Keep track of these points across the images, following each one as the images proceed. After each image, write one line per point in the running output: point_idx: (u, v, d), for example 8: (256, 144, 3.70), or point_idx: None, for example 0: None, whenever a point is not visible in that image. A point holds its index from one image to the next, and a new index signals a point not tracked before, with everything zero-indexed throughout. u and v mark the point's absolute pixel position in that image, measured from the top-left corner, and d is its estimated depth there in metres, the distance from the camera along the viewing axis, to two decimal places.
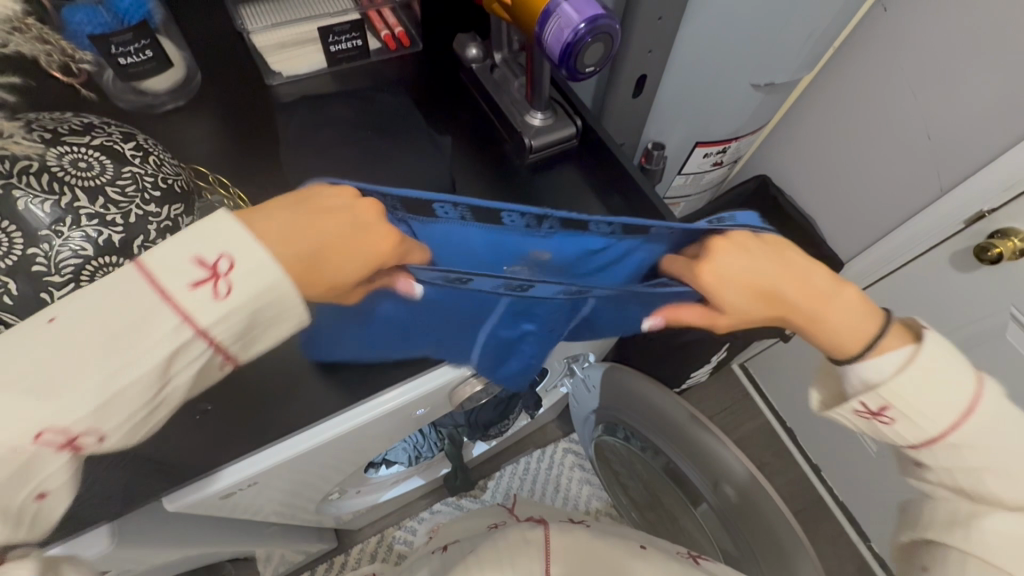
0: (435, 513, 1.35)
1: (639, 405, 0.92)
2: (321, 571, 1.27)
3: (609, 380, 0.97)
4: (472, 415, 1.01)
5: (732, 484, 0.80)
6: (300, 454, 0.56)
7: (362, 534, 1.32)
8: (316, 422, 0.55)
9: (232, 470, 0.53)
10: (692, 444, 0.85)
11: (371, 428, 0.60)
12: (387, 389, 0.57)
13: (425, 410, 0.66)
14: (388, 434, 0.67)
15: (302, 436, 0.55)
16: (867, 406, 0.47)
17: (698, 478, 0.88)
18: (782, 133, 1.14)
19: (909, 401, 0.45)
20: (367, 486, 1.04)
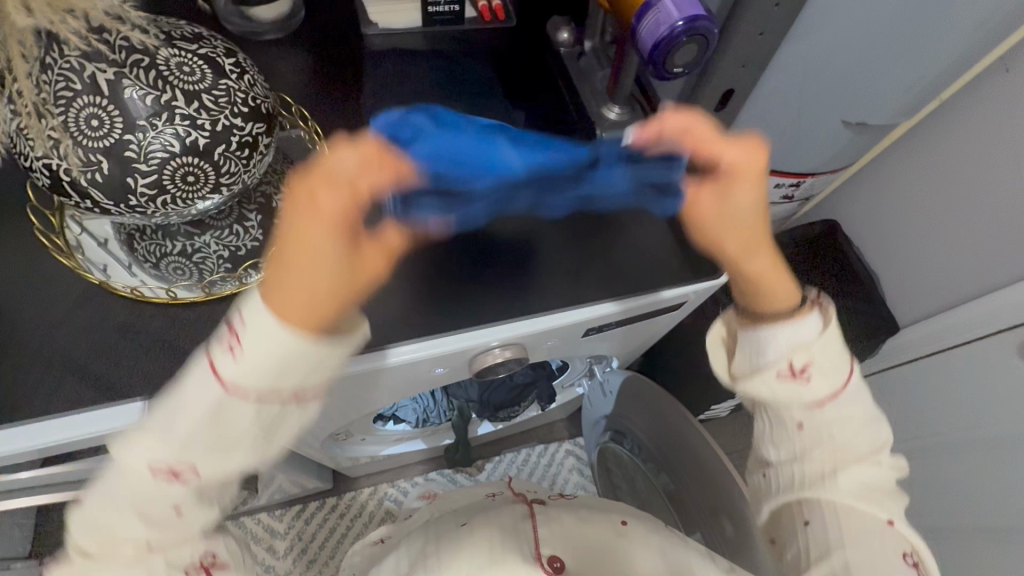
0: (428, 481, 1.38)
1: (660, 421, 0.92)
2: (311, 508, 1.32)
3: (635, 391, 0.96)
4: (486, 393, 1.02)
5: (731, 520, 0.77)
6: (325, 383, 0.57)
7: (358, 483, 1.36)
8: (345, 355, 0.56)
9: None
10: (702, 469, 0.82)
11: (387, 375, 0.61)
12: (405, 340, 0.58)
13: (443, 369, 0.67)
14: (403, 385, 0.68)
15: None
16: (794, 364, 0.50)
17: (701, 506, 0.85)
18: (863, 181, 1.10)
19: (821, 360, 0.51)
20: (372, 436, 1.07)
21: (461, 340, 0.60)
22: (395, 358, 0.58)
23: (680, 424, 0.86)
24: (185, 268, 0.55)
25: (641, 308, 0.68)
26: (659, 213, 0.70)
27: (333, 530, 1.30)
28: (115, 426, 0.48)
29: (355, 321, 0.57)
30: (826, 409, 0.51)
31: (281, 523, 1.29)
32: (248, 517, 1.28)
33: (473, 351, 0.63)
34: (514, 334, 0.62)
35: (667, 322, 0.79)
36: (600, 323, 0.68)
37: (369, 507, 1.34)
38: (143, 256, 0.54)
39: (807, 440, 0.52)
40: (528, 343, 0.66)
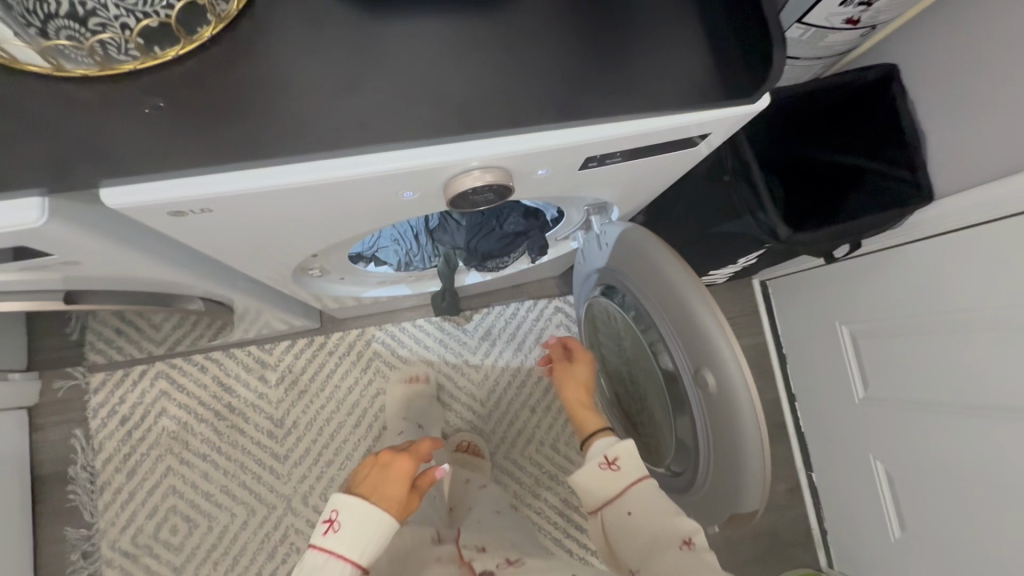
0: (417, 327, 1.40)
1: (639, 266, 0.78)
2: (302, 343, 1.35)
3: (623, 242, 0.82)
4: (472, 240, 0.98)
5: (714, 375, 0.66)
6: (256, 197, 0.47)
7: (346, 324, 1.37)
8: (281, 161, 0.46)
9: (179, 181, 0.44)
10: (684, 328, 0.69)
11: (338, 197, 0.51)
12: (340, 153, 0.47)
13: (412, 200, 0.56)
14: (366, 216, 0.58)
15: (261, 167, 0.46)
16: (607, 457, 0.73)
17: (684, 373, 0.72)
18: (942, 13, 0.90)
19: (627, 453, 0.72)
20: (353, 277, 1.00)
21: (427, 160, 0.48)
22: (343, 175, 0.47)
23: (665, 265, 0.72)
24: (91, 42, 0.41)
25: (658, 135, 0.56)
26: (690, 17, 0.55)
27: (323, 366, 1.35)
28: (16, 225, 0.43)
29: (300, 121, 0.47)
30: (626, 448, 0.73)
31: (270, 357, 1.33)
32: (238, 348, 1.32)
33: (442, 171, 0.51)
34: (492, 151, 0.50)
35: (684, 162, 0.68)
36: (605, 153, 0.56)
37: (358, 347, 1.37)
38: (22, 20, 0.39)
39: (617, 475, 0.72)
40: (513, 166, 0.53)
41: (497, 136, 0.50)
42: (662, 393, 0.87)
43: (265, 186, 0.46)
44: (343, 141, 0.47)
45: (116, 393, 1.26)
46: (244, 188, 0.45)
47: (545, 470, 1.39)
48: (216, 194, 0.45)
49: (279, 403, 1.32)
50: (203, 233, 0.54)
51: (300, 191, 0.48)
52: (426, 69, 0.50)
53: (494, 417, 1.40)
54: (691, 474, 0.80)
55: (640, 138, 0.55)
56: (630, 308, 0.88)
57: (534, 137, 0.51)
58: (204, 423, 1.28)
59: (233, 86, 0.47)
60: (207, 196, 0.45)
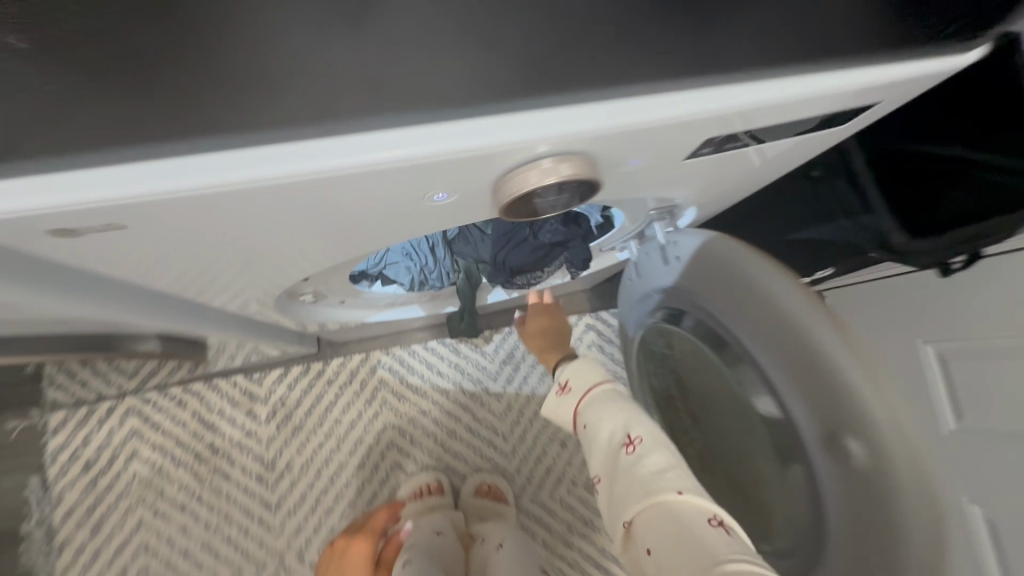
0: (429, 350, 1.21)
1: (731, 288, 0.60)
2: (297, 371, 1.17)
3: (702, 257, 0.64)
4: (501, 253, 0.80)
5: (861, 442, 0.48)
6: (220, 197, 0.32)
7: (347, 349, 1.19)
8: (253, 147, 0.31)
9: (105, 172, 0.30)
10: (810, 373, 0.51)
11: (340, 193, 0.34)
12: (341, 134, 0.32)
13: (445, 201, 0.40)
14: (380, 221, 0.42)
15: (224, 152, 0.31)
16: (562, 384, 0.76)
17: (806, 433, 0.54)
18: None
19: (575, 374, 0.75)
20: (355, 300, 0.81)
21: (468, 142, 0.32)
22: (351, 166, 0.32)
23: (780, 291, 0.54)
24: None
25: (801, 102, 0.38)
26: None
27: (321, 398, 1.16)
28: None
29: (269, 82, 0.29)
30: (581, 374, 0.74)
31: (260, 388, 1.15)
32: (222, 379, 1.14)
33: (488, 158, 0.35)
34: (563, 129, 0.34)
35: (795, 146, 0.52)
36: (719, 130, 0.39)
37: (361, 375, 1.18)
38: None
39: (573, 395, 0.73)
40: (591, 152, 0.37)
41: (568, 105, 0.33)
42: (759, 450, 0.68)
43: (233, 183, 0.31)
44: (339, 109, 0.30)
45: (79, 433, 1.08)
46: (200, 184, 0.31)
47: (577, 515, 1.20)
48: (159, 190, 0.30)
49: (269, 441, 1.13)
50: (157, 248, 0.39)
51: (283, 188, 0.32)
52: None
53: (518, 454, 1.21)
54: (802, 557, 0.61)
55: (769, 109, 0.38)
56: (709, 338, 0.70)
57: (620, 106, 0.34)
58: (182, 467, 1.10)
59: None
60: (147, 196, 0.31)
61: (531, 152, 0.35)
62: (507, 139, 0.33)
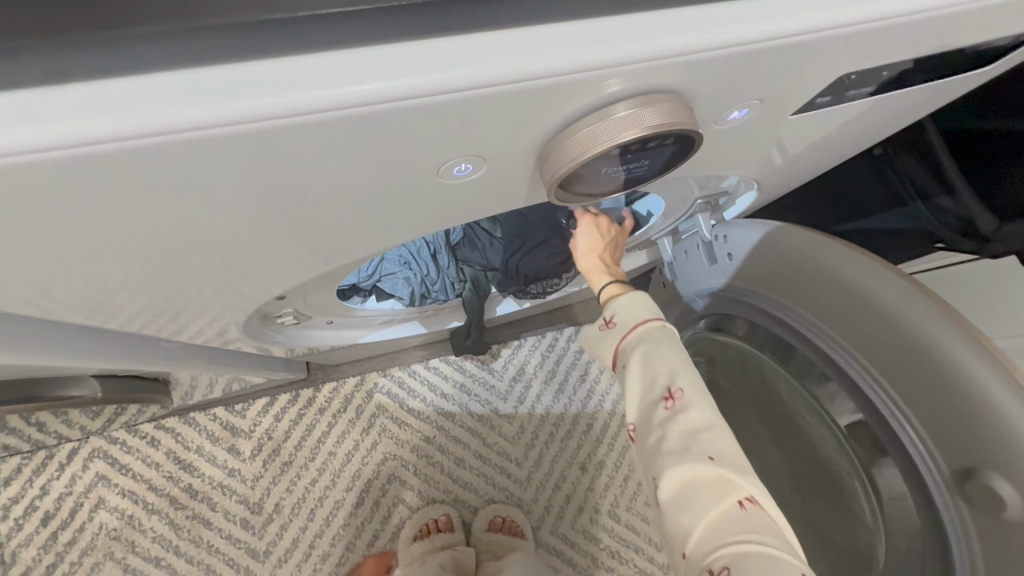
0: (431, 369, 1.10)
1: (813, 288, 0.50)
2: (284, 400, 1.04)
3: (769, 253, 0.54)
4: (513, 257, 0.69)
5: (1012, 480, 0.37)
6: (184, 152, 0.25)
7: (340, 372, 1.06)
8: (223, 68, 0.24)
9: (9, 111, 0.22)
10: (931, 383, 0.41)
11: (347, 141, 0.27)
12: (354, 50, 0.25)
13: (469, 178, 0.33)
14: (385, 203, 0.34)
15: (188, 90, 0.24)
16: (605, 316, 0.55)
17: (919, 463, 0.44)
18: None
19: (623, 304, 0.54)
20: (345, 319, 0.69)
21: (504, 70, 0.25)
22: (357, 106, 0.25)
23: (883, 289, 0.45)
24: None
25: (911, 26, 0.30)
26: None
27: (311, 429, 1.04)
28: None
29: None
30: (627, 311, 0.53)
31: (243, 421, 1.02)
32: (199, 411, 1.01)
33: (534, 95, 0.27)
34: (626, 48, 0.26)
35: (878, 109, 0.44)
36: (812, 62, 0.31)
37: (356, 401, 1.06)
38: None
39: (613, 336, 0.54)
40: (656, 86, 0.30)
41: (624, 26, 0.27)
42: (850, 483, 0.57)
43: (201, 129, 0.24)
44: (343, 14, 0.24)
45: (36, 481, 0.95)
46: (158, 130, 0.23)
47: (602, 547, 1.07)
48: (91, 141, 0.23)
49: (254, 480, 1.01)
50: (102, 244, 0.31)
51: (267, 136, 0.25)
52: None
53: (533, 481, 1.09)
54: None
55: (869, 40, 0.31)
56: (778, 349, 0.60)
57: (691, 26, 0.27)
58: (156, 514, 0.97)
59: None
60: (85, 148, 0.23)
61: (579, 92, 0.28)
62: (553, 66, 0.26)
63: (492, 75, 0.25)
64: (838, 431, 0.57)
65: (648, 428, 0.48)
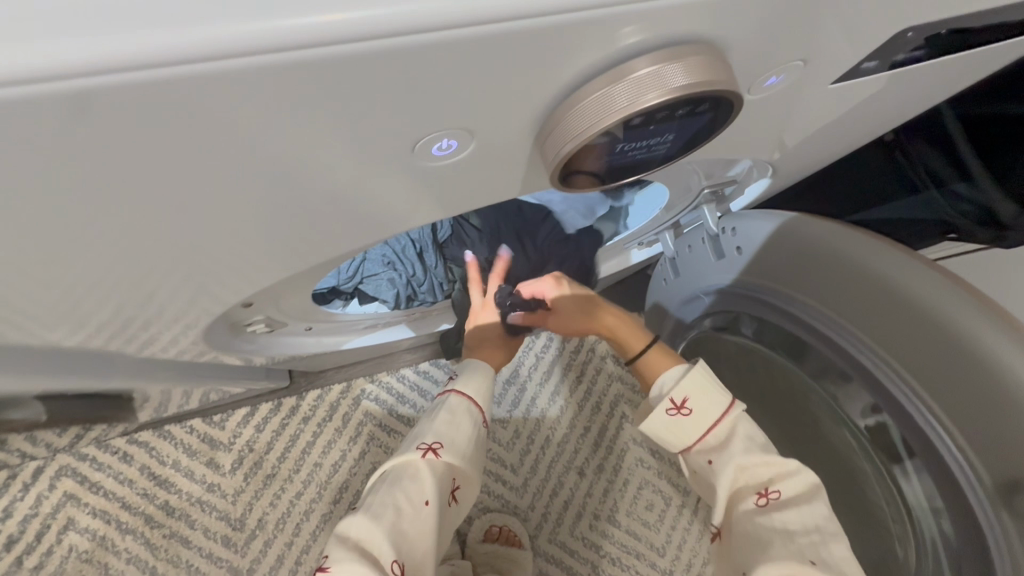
0: (421, 374, 1.05)
1: (833, 282, 0.47)
2: (266, 410, 0.99)
3: (782, 237, 0.50)
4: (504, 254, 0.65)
5: None
6: (98, 100, 0.20)
7: (325, 379, 1.01)
8: None
9: None
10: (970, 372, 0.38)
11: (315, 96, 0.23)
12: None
13: (454, 152, 0.29)
14: (358, 181, 0.29)
15: (95, 19, 0.19)
16: (676, 403, 0.58)
17: (951, 459, 0.41)
18: None
19: (693, 394, 0.58)
20: (325, 324, 0.64)
21: (494, 5, 0.21)
22: (316, 48, 0.21)
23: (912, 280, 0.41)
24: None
25: None
26: None
27: (296, 440, 0.99)
28: None
29: None
30: (688, 392, 0.58)
31: (222, 432, 0.97)
32: (176, 424, 0.95)
33: (538, 44, 0.23)
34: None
35: (911, 80, 0.39)
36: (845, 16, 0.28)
37: (343, 409, 1.01)
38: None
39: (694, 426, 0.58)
40: (675, 38, 0.26)
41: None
42: (871, 481, 0.55)
43: (119, 69, 0.19)
44: None
45: None
46: (75, 72, 0.19)
47: (603, 554, 1.04)
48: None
49: (236, 495, 0.95)
50: (18, 229, 0.26)
51: (204, 82, 0.20)
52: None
53: (530, 488, 1.05)
54: None
55: None
56: (789, 346, 0.57)
57: None
58: (131, 534, 0.91)
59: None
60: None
61: (585, 40, 0.24)
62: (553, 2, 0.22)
63: (479, 10, 0.21)
64: (856, 429, 0.54)
65: (742, 523, 0.52)
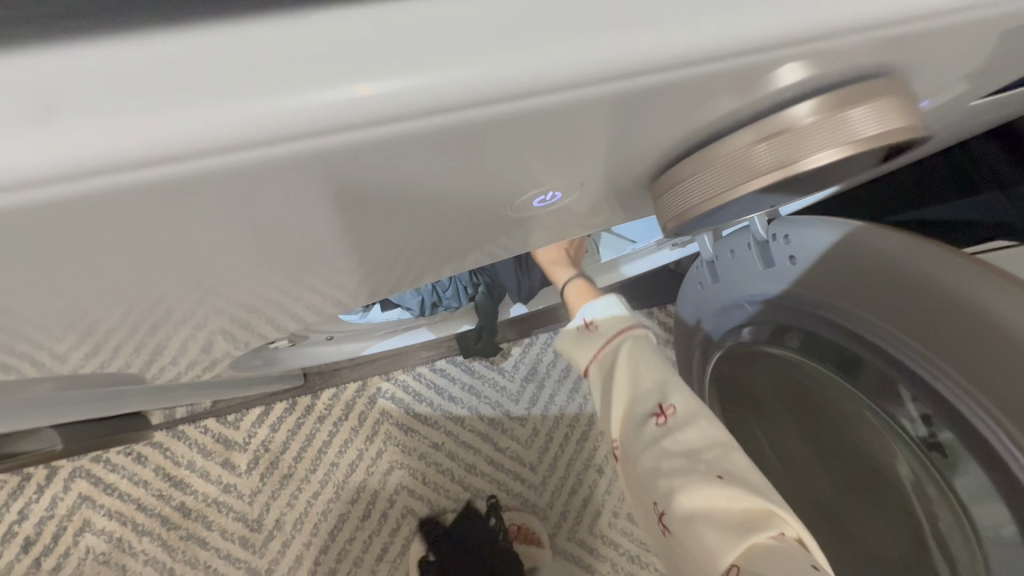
0: (437, 371, 1.03)
1: (912, 304, 0.43)
2: (281, 409, 0.97)
3: (838, 254, 0.48)
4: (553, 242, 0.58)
5: None
6: (177, 196, 0.16)
7: (340, 378, 0.99)
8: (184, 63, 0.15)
9: None
10: None
11: (383, 166, 0.19)
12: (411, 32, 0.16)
13: (559, 199, 0.30)
14: (422, 214, 0.26)
15: (166, 106, 0.15)
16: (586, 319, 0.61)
17: None
18: None
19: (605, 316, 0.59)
20: (345, 329, 0.61)
21: (641, 53, 0.17)
22: (406, 121, 0.17)
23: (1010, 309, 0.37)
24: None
25: None
26: None
27: (310, 440, 0.97)
28: None
29: None
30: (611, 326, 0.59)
31: (237, 432, 0.95)
32: (189, 424, 0.93)
33: (635, 102, 0.19)
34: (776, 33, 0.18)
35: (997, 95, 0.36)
36: (966, 51, 0.24)
37: (358, 407, 0.99)
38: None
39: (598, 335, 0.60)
40: (796, 67, 0.21)
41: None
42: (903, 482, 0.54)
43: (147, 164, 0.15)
44: None
45: (14, 505, 0.87)
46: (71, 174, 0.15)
47: (621, 551, 1.03)
48: None
49: (253, 495, 0.94)
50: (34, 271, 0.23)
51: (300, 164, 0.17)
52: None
53: (548, 486, 1.03)
54: None
55: None
56: (841, 360, 0.54)
57: None
58: (148, 536, 0.90)
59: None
60: (37, 196, 0.15)
61: (716, 87, 0.20)
62: (693, 51, 0.18)
63: (592, 72, 0.17)
64: (897, 438, 0.52)
65: (644, 446, 0.51)
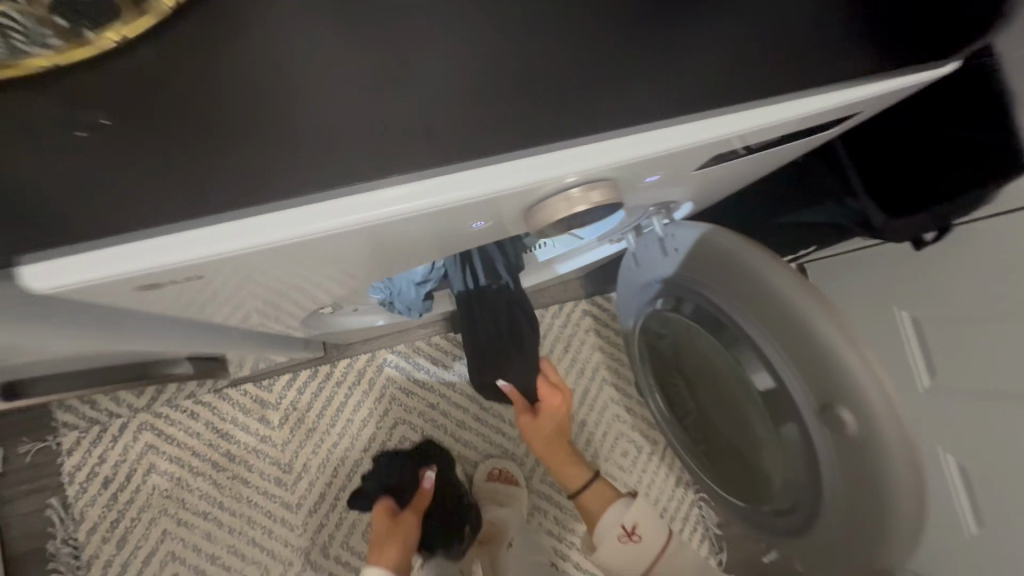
0: (433, 345, 1.25)
1: (742, 288, 0.63)
2: (305, 376, 1.19)
3: (699, 249, 0.69)
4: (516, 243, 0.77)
5: (855, 413, 0.53)
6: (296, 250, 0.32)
7: (353, 350, 1.21)
8: (302, 194, 0.32)
9: (132, 250, 0.30)
10: (815, 358, 0.56)
11: (392, 231, 0.35)
12: (422, 171, 0.33)
13: None
14: (397, 247, 0.39)
15: (296, 216, 0.31)
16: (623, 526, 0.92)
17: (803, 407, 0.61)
18: None
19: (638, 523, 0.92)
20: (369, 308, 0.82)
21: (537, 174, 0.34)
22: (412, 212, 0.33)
23: (790, 292, 0.57)
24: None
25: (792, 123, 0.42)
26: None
27: (331, 399, 1.19)
28: None
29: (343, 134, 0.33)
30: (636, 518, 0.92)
31: (270, 394, 1.17)
32: (232, 388, 1.15)
33: (532, 192, 0.36)
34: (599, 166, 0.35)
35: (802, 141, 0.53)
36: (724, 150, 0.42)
37: (368, 375, 1.21)
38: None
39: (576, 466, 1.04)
40: (620, 178, 0.38)
41: (616, 127, 0.35)
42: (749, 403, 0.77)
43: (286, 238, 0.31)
44: (410, 147, 0.33)
45: (95, 451, 1.09)
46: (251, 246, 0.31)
47: None
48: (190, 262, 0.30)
49: (284, 445, 1.16)
50: None
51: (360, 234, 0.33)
52: (477, 50, 0.35)
53: (525, 438, 1.26)
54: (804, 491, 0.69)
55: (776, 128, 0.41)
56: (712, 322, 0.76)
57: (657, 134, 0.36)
58: (201, 476, 1.12)
59: (232, 104, 0.32)
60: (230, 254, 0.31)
61: (580, 180, 0.36)
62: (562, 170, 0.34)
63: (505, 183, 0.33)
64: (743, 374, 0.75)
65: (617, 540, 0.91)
